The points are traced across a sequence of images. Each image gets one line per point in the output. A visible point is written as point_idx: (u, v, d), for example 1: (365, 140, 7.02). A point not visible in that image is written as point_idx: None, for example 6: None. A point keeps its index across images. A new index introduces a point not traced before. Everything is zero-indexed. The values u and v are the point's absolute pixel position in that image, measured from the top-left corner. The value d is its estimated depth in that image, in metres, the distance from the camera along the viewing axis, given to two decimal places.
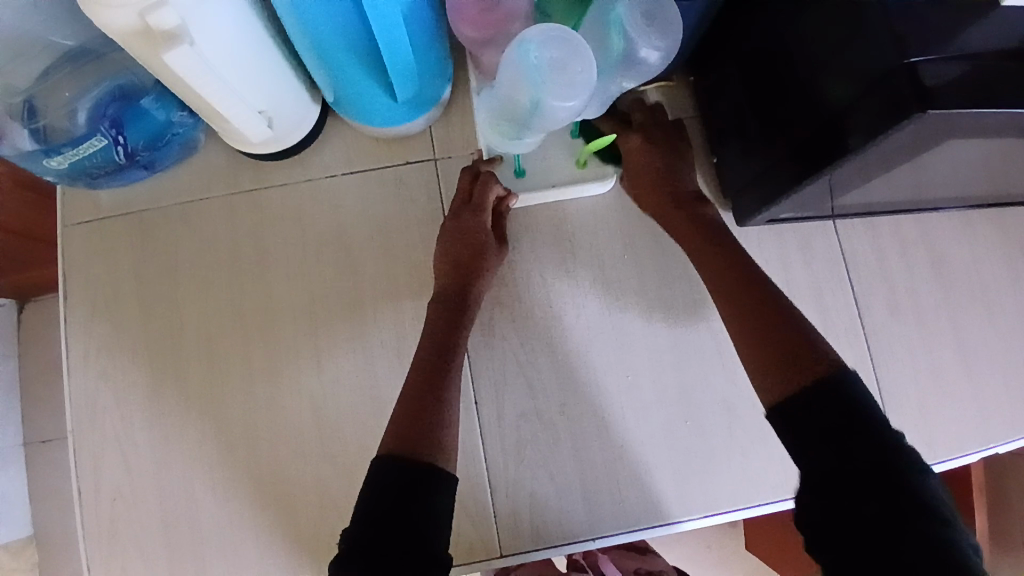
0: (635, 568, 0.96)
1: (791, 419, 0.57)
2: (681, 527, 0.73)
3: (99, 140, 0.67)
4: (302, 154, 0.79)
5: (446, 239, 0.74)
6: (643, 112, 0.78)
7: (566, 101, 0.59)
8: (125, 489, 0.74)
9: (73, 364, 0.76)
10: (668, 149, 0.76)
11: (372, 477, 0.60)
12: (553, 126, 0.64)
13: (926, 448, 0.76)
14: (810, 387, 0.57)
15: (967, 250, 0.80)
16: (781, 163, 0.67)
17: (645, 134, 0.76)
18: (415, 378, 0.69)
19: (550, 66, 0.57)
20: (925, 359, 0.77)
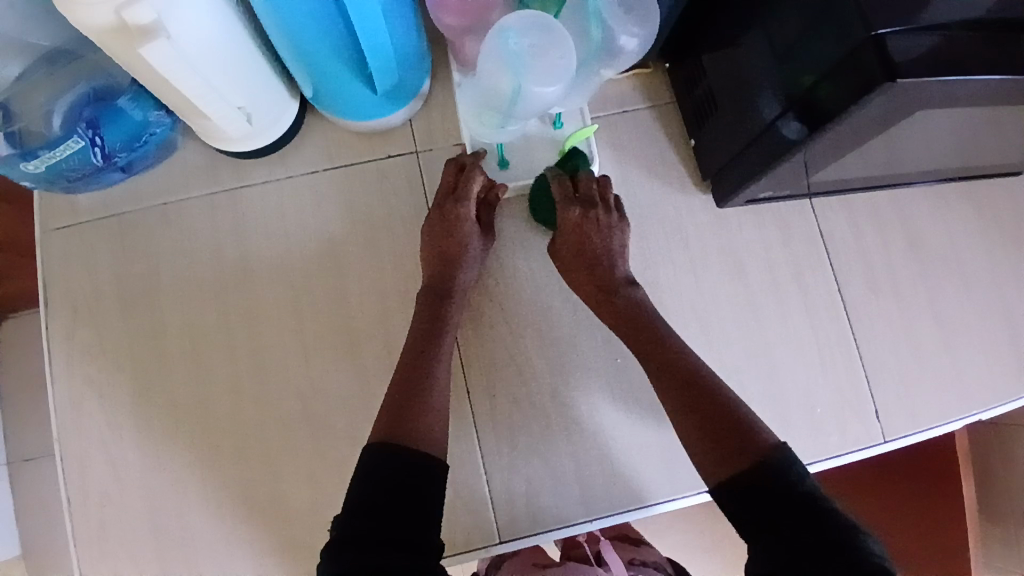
0: (629, 559, 0.85)
1: (742, 504, 0.59)
2: (659, 508, 0.74)
3: (76, 142, 0.66)
4: (281, 150, 0.79)
5: (431, 229, 0.74)
6: (593, 185, 0.75)
7: (545, 87, 0.59)
8: (113, 494, 0.73)
9: (55, 369, 0.75)
10: (607, 230, 0.74)
11: (364, 468, 0.60)
12: (532, 115, 0.64)
13: (910, 419, 0.77)
14: (753, 471, 0.60)
15: (942, 224, 0.82)
16: (756, 143, 0.69)
17: (585, 208, 0.74)
18: (402, 370, 0.69)
19: (530, 53, 0.58)
20: (905, 332, 0.79)
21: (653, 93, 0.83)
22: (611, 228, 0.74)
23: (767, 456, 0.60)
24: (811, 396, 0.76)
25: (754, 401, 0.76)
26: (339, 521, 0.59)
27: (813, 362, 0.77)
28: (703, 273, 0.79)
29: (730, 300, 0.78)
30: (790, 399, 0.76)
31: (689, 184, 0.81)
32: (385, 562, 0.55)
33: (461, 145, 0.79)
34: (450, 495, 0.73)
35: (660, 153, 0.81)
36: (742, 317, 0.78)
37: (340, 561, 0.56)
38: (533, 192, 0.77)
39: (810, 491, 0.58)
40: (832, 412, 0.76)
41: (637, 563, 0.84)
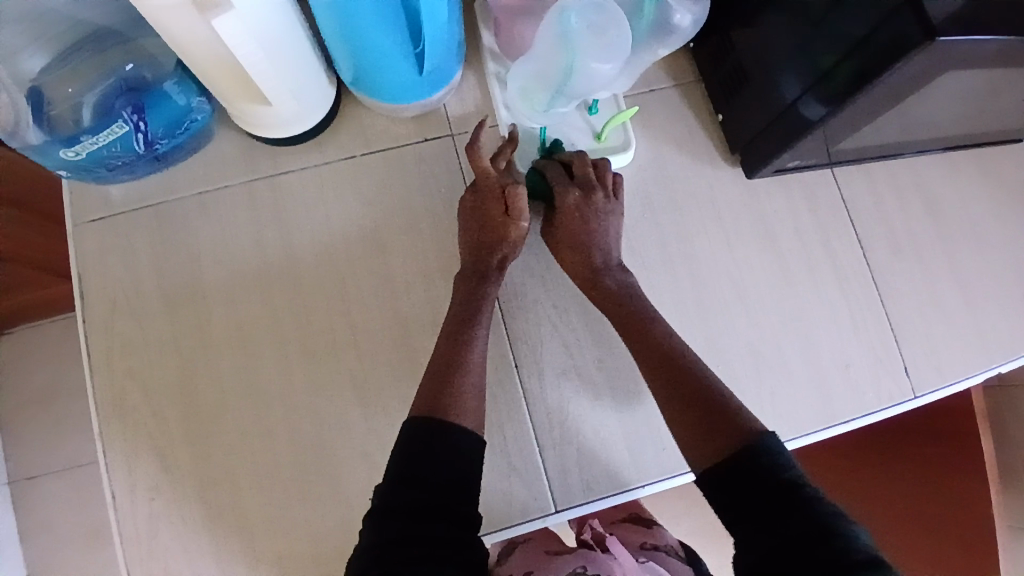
0: (641, 543, 0.87)
1: (729, 493, 0.61)
2: (642, 491, 0.75)
3: (121, 126, 0.66)
4: (319, 136, 0.79)
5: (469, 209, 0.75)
6: (588, 167, 0.76)
7: (603, 62, 0.63)
8: (163, 486, 0.72)
9: (95, 363, 0.74)
10: (606, 212, 0.75)
11: (404, 441, 0.61)
12: (583, 92, 0.67)
13: (937, 372, 0.81)
14: (741, 459, 0.61)
15: (954, 189, 0.87)
16: (785, 114, 0.72)
17: (584, 191, 0.75)
18: (442, 345, 0.70)
19: (588, 30, 0.61)
20: (927, 291, 0.83)
21: (680, 73, 0.86)
22: (608, 210, 0.76)
23: (751, 442, 0.62)
24: (843, 354, 0.80)
25: (790, 362, 0.79)
26: (378, 492, 0.60)
27: (844, 322, 0.81)
28: (736, 243, 0.82)
29: (762, 268, 0.81)
30: (825, 359, 0.79)
31: (718, 158, 0.84)
32: (427, 532, 0.57)
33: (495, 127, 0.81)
34: (505, 468, 0.74)
35: (689, 130, 0.84)
36: (774, 283, 0.81)
37: (383, 530, 0.57)
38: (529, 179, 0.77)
39: (795, 478, 0.59)
40: (863, 369, 0.80)
41: (650, 547, 0.86)
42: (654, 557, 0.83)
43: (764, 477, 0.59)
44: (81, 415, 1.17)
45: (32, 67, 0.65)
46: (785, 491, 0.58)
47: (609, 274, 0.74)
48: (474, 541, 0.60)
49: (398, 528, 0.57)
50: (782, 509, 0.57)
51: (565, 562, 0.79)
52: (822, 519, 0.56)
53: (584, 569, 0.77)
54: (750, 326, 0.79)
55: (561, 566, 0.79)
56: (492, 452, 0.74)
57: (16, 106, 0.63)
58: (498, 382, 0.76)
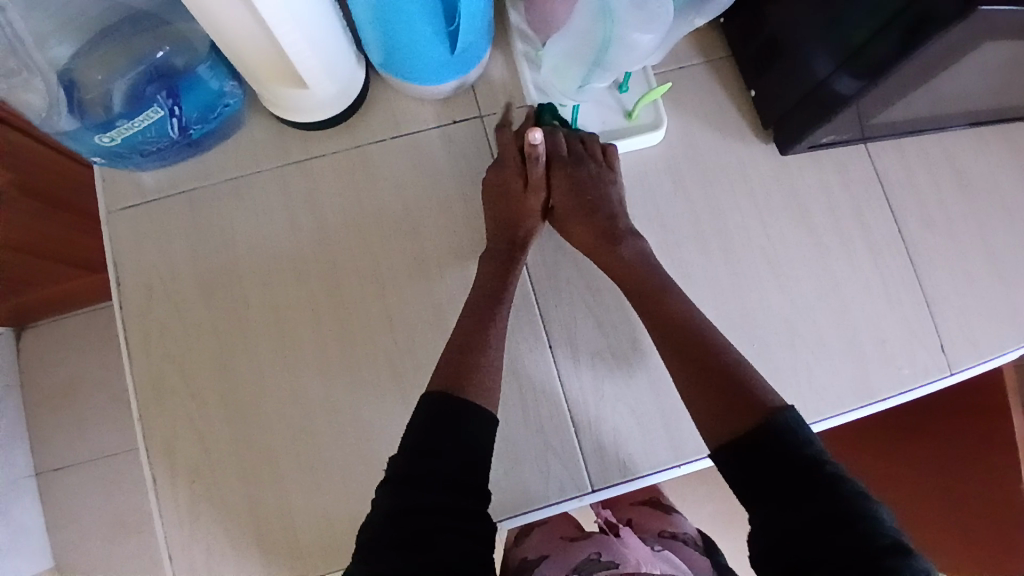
0: (659, 531, 0.89)
1: (747, 470, 0.60)
2: (646, 481, 0.74)
3: (156, 111, 0.67)
4: (348, 120, 0.79)
5: (488, 185, 0.76)
6: (574, 143, 0.76)
7: (643, 34, 0.62)
8: (202, 470, 0.72)
9: (133, 350, 0.74)
10: (601, 180, 0.75)
11: (425, 410, 0.61)
12: (619, 67, 0.67)
13: (971, 348, 0.80)
14: (762, 436, 0.60)
15: (987, 162, 0.85)
16: (823, 86, 0.70)
17: (575, 167, 0.75)
18: (465, 321, 0.70)
19: (630, 2, 0.60)
20: (960, 266, 0.82)
21: (709, 50, 0.85)
22: (605, 179, 0.76)
23: (772, 419, 0.60)
24: (877, 332, 0.79)
25: (825, 339, 0.78)
26: (393, 461, 0.60)
27: (878, 299, 0.80)
28: (768, 221, 0.81)
29: (795, 245, 0.80)
30: (860, 335, 0.79)
31: (750, 134, 0.83)
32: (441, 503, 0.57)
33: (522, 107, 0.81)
34: (541, 448, 0.74)
35: (719, 107, 0.84)
36: (808, 260, 0.80)
37: (400, 497, 0.57)
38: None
39: (816, 457, 0.58)
40: (898, 346, 0.79)
41: (667, 536, 0.88)
42: (670, 546, 0.86)
43: (782, 453, 0.58)
44: (106, 408, 1.17)
45: (60, 53, 0.64)
46: (806, 468, 0.57)
47: (626, 242, 0.73)
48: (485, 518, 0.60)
49: (419, 495, 0.57)
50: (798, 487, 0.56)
51: (580, 546, 0.82)
52: (841, 500, 0.55)
53: (599, 555, 0.79)
54: (783, 303, 0.79)
55: (576, 550, 0.82)
56: (528, 432, 0.74)
57: (50, 91, 0.64)
58: (532, 362, 0.76)
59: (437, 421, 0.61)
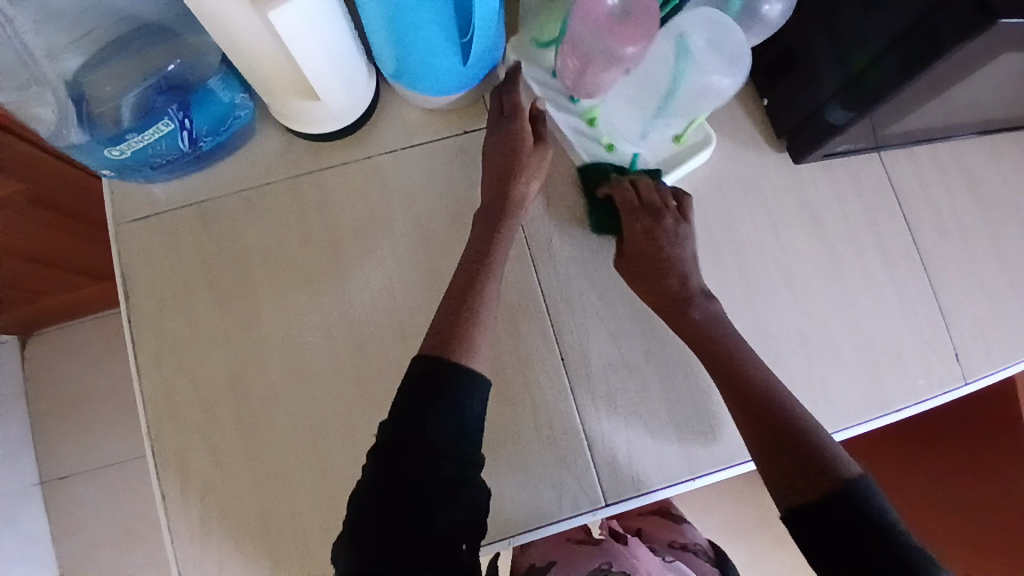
0: (670, 542, 0.89)
1: (818, 535, 0.59)
2: (659, 494, 0.74)
3: (166, 124, 0.66)
4: (359, 131, 0.79)
5: (486, 152, 0.76)
6: (653, 192, 0.77)
7: (716, 77, 0.68)
8: (213, 485, 0.72)
9: (143, 363, 0.73)
10: (681, 233, 0.76)
11: (415, 375, 0.61)
12: (688, 105, 0.73)
13: (987, 358, 0.80)
14: (840, 505, 0.59)
15: (1000, 172, 0.85)
16: (827, 107, 0.72)
17: (655, 218, 0.75)
18: (452, 295, 0.69)
19: (704, 45, 0.67)
20: (975, 277, 0.82)
21: None
22: (684, 232, 0.76)
23: (848, 488, 0.59)
24: (892, 343, 0.79)
25: (840, 350, 0.78)
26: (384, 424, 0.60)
27: (893, 309, 0.79)
28: (782, 232, 0.80)
29: (808, 256, 0.80)
30: (875, 346, 0.78)
31: (763, 143, 0.83)
32: (434, 467, 0.57)
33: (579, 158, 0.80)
34: (555, 461, 0.74)
35: (732, 117, 0.83)
36: (823, 270, 0.80)
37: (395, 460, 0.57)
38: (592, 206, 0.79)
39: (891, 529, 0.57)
40: (913, 357, 0.79)
41: (678, 547, 0.88)
42: (681, 557, 0.86)
43: (857, 522, 0.57)
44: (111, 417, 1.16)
45: (73, 65, 0.64)
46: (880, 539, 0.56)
47: (696, 305, 0.73)
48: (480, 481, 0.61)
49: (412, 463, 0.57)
50: (842, 534, 0.57)
51: (589, 554, 0.81)
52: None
53: (609, 565, 0.79)
54: (797, 315, 0.78)
55: (585, 557, 0.81)
56: (542, 445, 0.74)
57: (61, 103, 0.64)
58: (545, 374, 0.76)
59: (423, 389, 0.60)
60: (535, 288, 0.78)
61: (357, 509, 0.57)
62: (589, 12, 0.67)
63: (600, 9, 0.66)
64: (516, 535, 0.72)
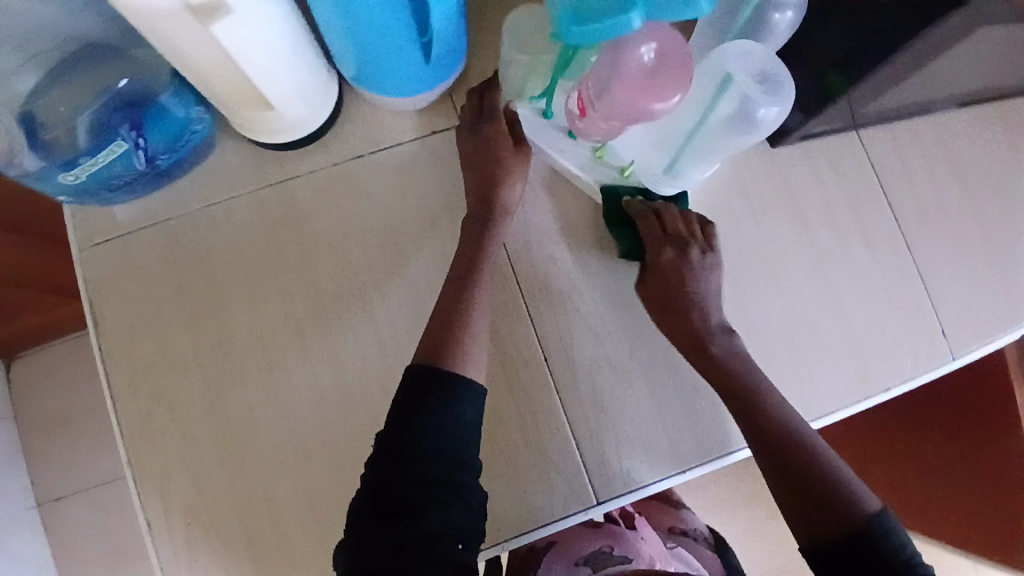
0: (669, 527, 0.89)
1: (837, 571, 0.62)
2: (650, 490, 0.73)
3: (120, 144, 0.63)
4: (323, 138, 0.76)
5: (466, 149, 0.74)
6: (679, 221, 0.75)
7: (762, 109, 0.64)
8: (197, 508, 0.71)
9: (116, 390, 0.72)
10: (708, 265, 0.74)
11: (409, 382, 0.59)
12: (728, 139, 0.68)
13: (972, 335, 0.79)
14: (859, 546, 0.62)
15: (981, 144, 0.84)
16: None
17: (679, 248, 0.74)
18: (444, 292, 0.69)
19: (748, 77, 0.63)
20: (959, 253, 0.81)
21: None
22: (711, 263, 0.75)
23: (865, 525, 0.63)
24: (878, 325, 0.78)
25: (826, 336, 0.77)
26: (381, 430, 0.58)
27: (878, 290, 0.79)
28: (763, 218, 0.79)
29: (791, 242, 0.79)
30: (862, 330, 0.77)
31: None
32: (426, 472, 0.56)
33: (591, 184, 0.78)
34: (543, 464, 0.72)
35: None
36: (806, 254, 0.79)
37: (391, 469, 0.56)
38: (615, 233, 0.77)
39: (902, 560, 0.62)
40: (899, 338, 0.78)
41: (678, 533, 0.88)
42: (681, 543, 0.87)
43: (875, 559, 0.61)
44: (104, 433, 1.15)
45: (26, 87, 0.62)
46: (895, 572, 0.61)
47: (716, 340, 0.72)
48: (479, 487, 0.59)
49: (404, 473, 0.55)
50: (854, 561, 0.62)
51: (592, 535, 0.82)
52: None
53: (611, 549, 0.79)
54: (782, 302, 0.77)
55: (587, 539, 0.82)
56: (530, 449, 0.73)
57: (10, 131, 0.61)
58: (530, 378, 0.74)
59: (415, 396, 0.58)
60: (514, 290, 0.76)
61: (354, 512, 0.55)
62: (622, 71, 0.61)
63: (634, 66, 0.61)
64: (508, 540, 0.71)
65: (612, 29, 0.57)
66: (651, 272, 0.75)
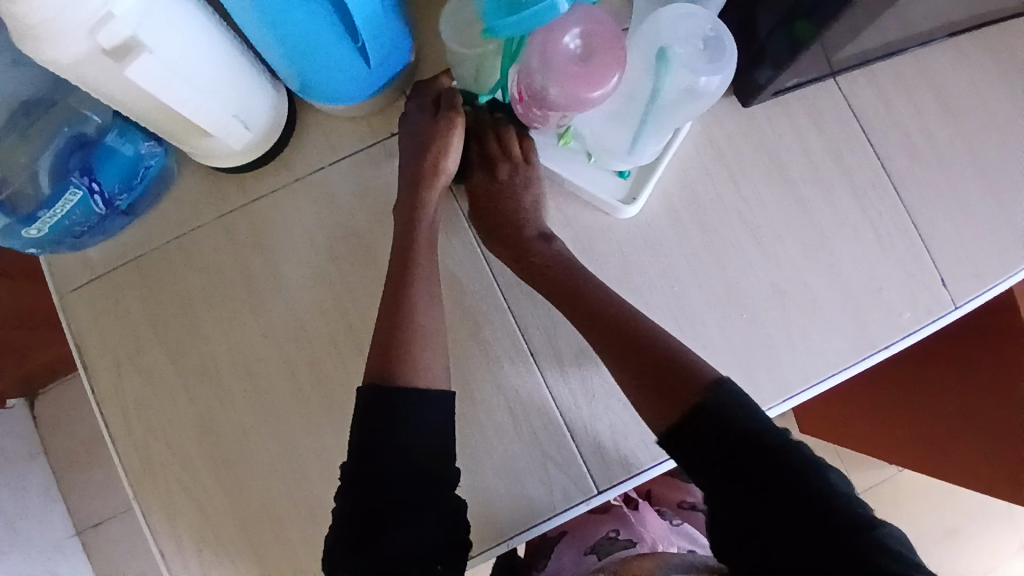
0: (678, 502, 0.89)
1: (697, 454, 0.57)
2: (650, 474, 0.72)
3: (74, 193, 0.63)
4: (282, 154, 0.75)
5: (408, 138, 0.71)
6: (491, 139, 0.73)
7: (701, 76, 0.61)
8: (208, 535, 0.72)
9: (114, 430, 0.73)
10: (519, 182, 0.73)
11: (364, 403, 0.58)
12: (674, 114, 0.66)
13: (975, 278, 0.76)
14: (707, 421, 0.58)
15: (969, 76, 0.79)
16: (767, 42, 0.68)
17: (488, 169, 0.73)
18: (392, 292, 0.67)
19: (683, 43, 0.61)
20: (955, 193, 0.77)
21: None
22: (522, 180, 0.73)
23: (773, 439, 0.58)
24: (872, 277, 0.75)
25: (818, 296, 0.74)
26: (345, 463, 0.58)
27: (870, 242, 0.75)
28: (742, 180, 0.76)
29: (774, 201, 0.76)
30: (856, 287, 0.75)
31: None
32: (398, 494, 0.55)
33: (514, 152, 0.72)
34: (539, 457, 0.72)
35: None
36: (790, 214, 0.75)
37: (354, 495, 0.56)
38: None
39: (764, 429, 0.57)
40: (897, 288, 0.75)
41: (686, 508, 0.89)
42: (688, 518, 0.88)
43: (729, 429, 0.57)
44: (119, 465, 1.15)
45: None
46: (756, 440, 0.56)
47: (535, 249, 0.70)
48: (450, 499, 0.58)
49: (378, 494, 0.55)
50: (711, 439, 0.57)
51: (598, 523, 0.81)
52: (791, 469, 0.54)
53: (617, 534, 0.79)
54: (768, 265, 0.75)
55: (595, 526, 0.81)
56: (525, 444, 0.72)
57: None
58: (516, 372, 0.73)
59: (374, 417, 0.57)
60: (491, 286, 0.75)
61: (328, 545, 0.56)
62: (553, 60, 0.60)
63: (564, 53, 0.60)
64: (513, 533, 0.71)
65: (540, 15, 0.58)
66: (468, 190, 0.75)
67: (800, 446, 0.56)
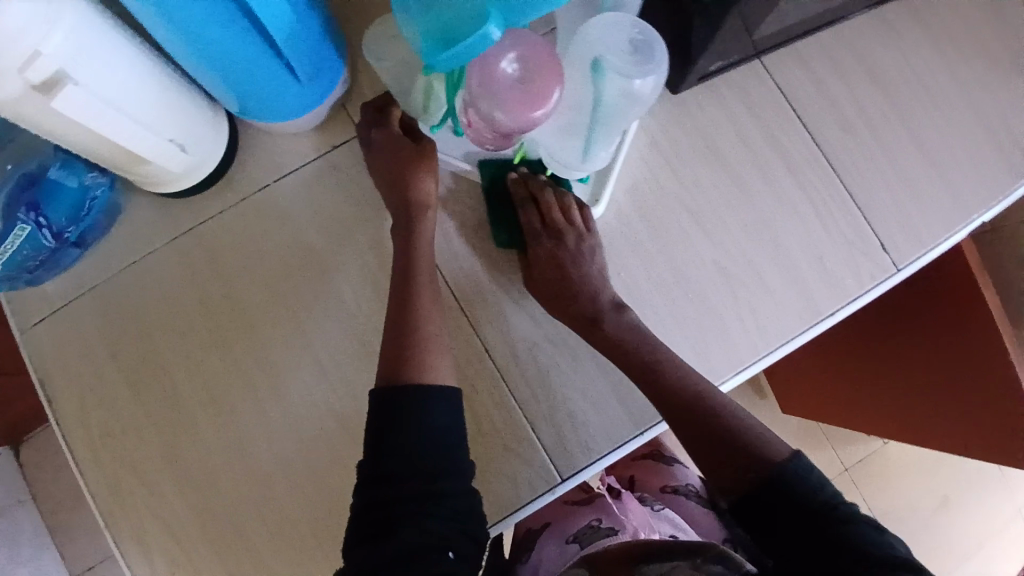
0: (661, 487, 0.92)
1: (754, 526, 0.59)
2: (608, 460, 0.73)
3: (23, 228, 0.66)
4: (227, 175, 0.77)
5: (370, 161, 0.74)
6: (556, 210, 0.74)
7: (635, 80, 0.62)
8: (180, 557, 0.72)
9: (80, 460, 0.73)
10: (587, 251, 0.74)
11: (377, 406, 0.60)
12: (619, 118, 0.67)
13: (915, 239, 0.78)
14: (766, 493, 0.59)
15: (890, 45, 0.82)
16: (682, 28, 0.71)
17: (556, 241, 0.73)
18: None
19: (613, 50, 0.62)
20: (889, 160, 0.79)
21: None
22: (589, 247, 0.74)
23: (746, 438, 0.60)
24: (817, 249, 0.77)
25: (765, 270, 0.76)
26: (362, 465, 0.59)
27: (811, 214, 0.77)
28: (679, 165, 0.78)
29: (713, 183, 0.78)
30: (801, 258, 0.76)
31: None
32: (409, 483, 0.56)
33: (579, 222, 0.74)
34: (501, 451, 0.73)
35: None
36: (728, 193, 0.77)
37: (370, 496, 0.56)
38: (492, 227, 0.77)
39: (825, 505, 0.57)
40: (840, 257, 0.77)
41: (669, 491, 0.91)
42: (670, 502, 0.89)
43: (788, 503, 0.58)
44: None
45: None
46: (815, 515, 0.57)
47: (607, 319, 0.71)
48: (460, 494, 0.58)
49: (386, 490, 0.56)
50: (768, 511, 0.59)
51: (581, 513, 0.82)
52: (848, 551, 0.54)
53: (599, 523, 0.78)
54: (712, 245, 0.76)
55: (577, 517, 0.82)
56: (487, 439, 0.73)
57: None
58: (472, 369, 0.74)
59: (381, 414, 0.59)
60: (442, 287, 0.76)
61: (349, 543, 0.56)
62: (494, 88, 0.63)
63: (503, 81, 0.63)
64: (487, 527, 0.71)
65: (472, 48, 0.56)
66: (529, 261, 0.75)
67: (867, 528, 0.55)
